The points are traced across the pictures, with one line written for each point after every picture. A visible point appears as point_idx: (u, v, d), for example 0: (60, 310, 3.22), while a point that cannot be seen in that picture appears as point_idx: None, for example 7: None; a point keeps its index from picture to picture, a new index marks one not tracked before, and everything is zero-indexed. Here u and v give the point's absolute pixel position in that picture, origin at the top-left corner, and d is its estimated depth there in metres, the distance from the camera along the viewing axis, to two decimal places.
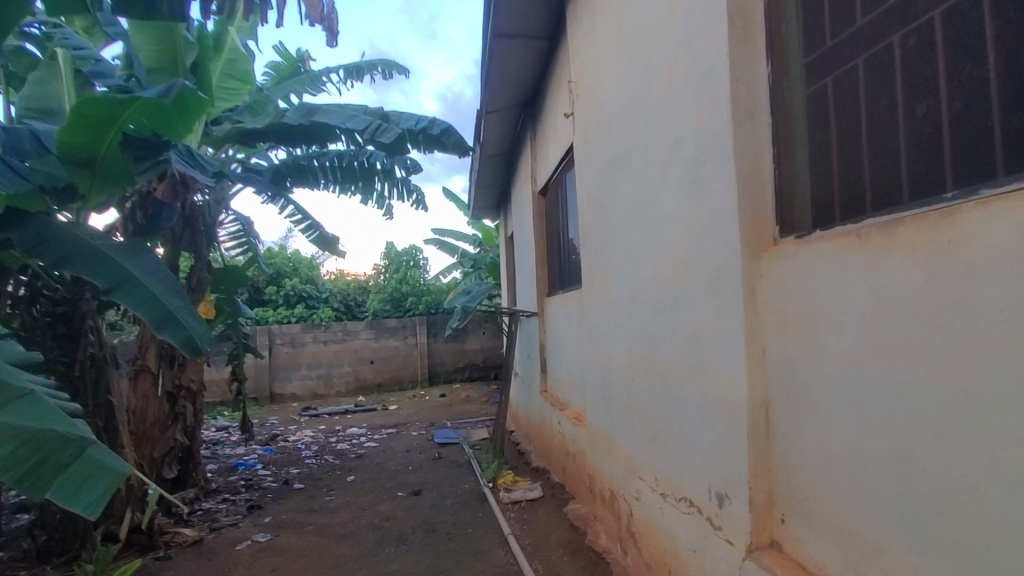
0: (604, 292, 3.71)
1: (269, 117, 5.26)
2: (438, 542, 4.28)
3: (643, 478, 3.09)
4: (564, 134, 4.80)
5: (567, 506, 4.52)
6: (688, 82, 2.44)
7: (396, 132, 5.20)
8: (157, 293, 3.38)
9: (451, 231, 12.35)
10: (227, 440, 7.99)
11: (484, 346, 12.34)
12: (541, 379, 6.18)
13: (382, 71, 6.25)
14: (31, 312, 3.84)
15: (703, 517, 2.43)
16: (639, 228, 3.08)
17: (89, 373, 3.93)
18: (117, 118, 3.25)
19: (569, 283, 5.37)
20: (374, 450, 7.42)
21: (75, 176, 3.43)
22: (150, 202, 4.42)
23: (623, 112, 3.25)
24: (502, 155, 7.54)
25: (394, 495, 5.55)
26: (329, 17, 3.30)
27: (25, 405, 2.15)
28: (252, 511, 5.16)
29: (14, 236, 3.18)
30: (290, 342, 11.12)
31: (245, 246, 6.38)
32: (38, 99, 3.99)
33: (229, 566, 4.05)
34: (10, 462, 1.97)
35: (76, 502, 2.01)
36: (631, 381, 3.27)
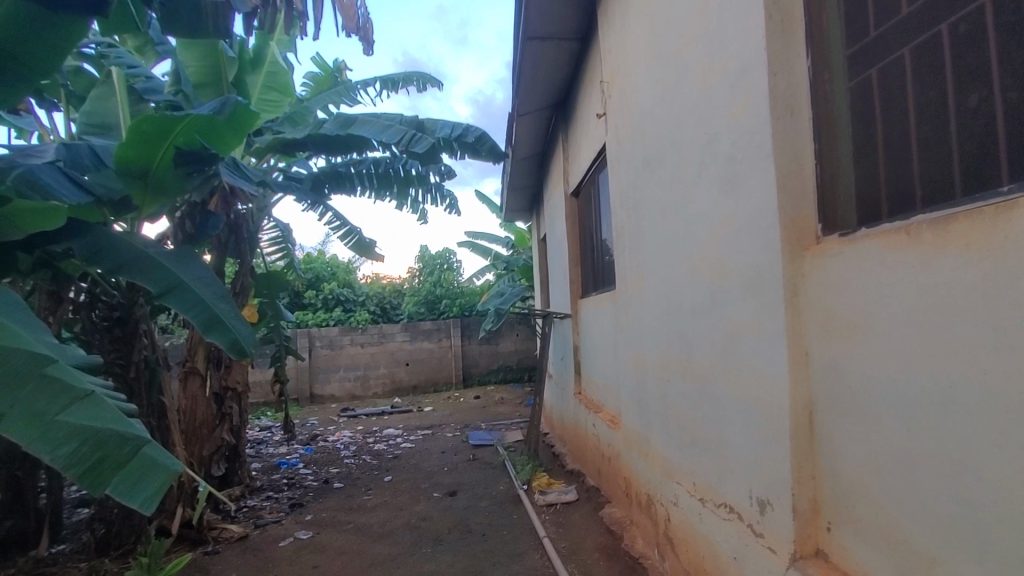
0: (639, 293, 3.67)
1: (308, 127, 5.40)
2: (474, 543, 4.31)
3: (681, 483, 3.04)
4: (596, 135, 4.78)
5: (603, 510, 4.48)
6: (725, 78, 2.39)
7: (429, 142, 5.25)
8: (205, 298, 3.53)
9: (484, 234, 12.43)
10: (271, 440, 8.25)
11: (518, 348, 12.38)
12: (576, 381, 6.16)
13: (416, 83, 6.36)
14: (90, 318, 4.05)
15: (744, 524, 2.37)
16: (674, 227, 3.03)
17: (143, 374, 4.14)
18: (169, 132, 3.42)
19: (602, 284, 5.34)
20: (410, 450, 7.54)
21: (130, 189, 3.61)
22: (199, 211, 4.63)
23: (657, 110, 3.21)
24: (534, 157, 7.56)
25: (431, 496, 5.62)
26: (364, 28, 3.39)
27: (88, 406, 2.21)
28: (294, 509, 5.31)
29: (74, 246, 3.37)
30: (328, 344, 11.40)
31: (283, 251, 6.59)
32: (98, 116, 4.24)
33: (273, 562, 4.18)
34: (74, 458, 2.07)
35: (133, 498, 2.14)
36: (667, 383, 3.22)
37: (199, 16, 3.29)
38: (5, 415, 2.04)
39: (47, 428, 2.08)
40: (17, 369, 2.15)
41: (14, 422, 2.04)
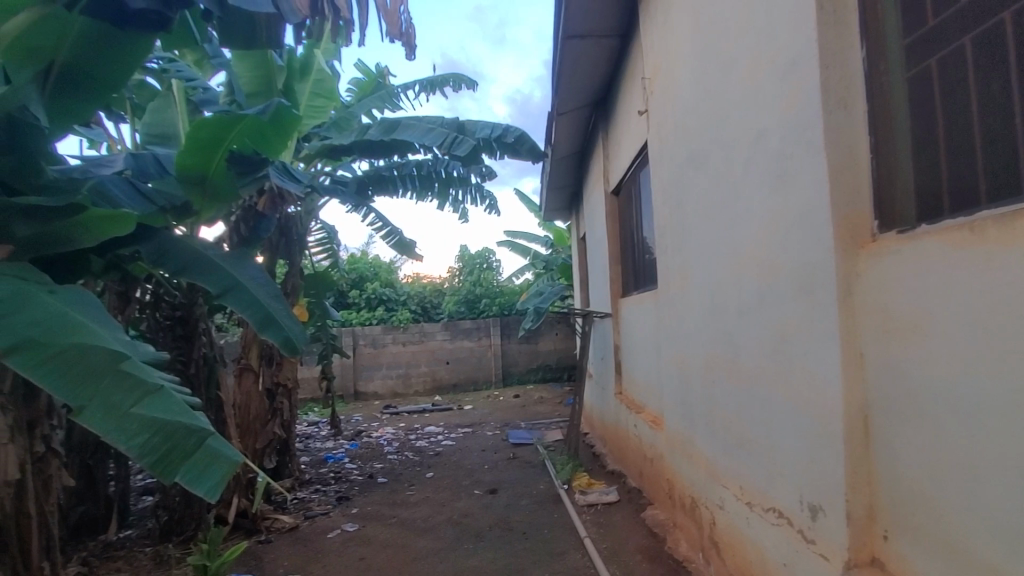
0: (683, 292, 3.61)
1: (354, 132, 5.54)
2: (515, 540, 4.35)
3: (727, 486, 2.98)
4: (638, 132, 4.73)
5: (645, 511, 4.43)
6: (773, 71, 2.33)
7: (471, 144, 5.34)
8: (259, 298, 3.71)
9: (523, 233, 12.46)
10: (318, 435, 8.55)
11: (557, 347, 12.36)
12: (616, 381, 6.11)
13: (454, 84, 6.44)
14: (155, 317, 4.33)
15: (794, 529, 2.30)
16: (719, 225, 2.98)
17: (203, 370, 4.38)
18: (222, 137, 3.58)
19: (643, 283, 5.28)
20: (451, 448, 7.66)
21: (190, 196, 3.79)
22: (252, 214, 4.85)
23: (701, 106, 3.16)
24: (574, 155, 7.52)
25: (472, 493, 5.69)
26: (407, 34, 3.46)
27: (159, 400, 2.36)
28: (341, 502, 5.49)
29: (142, 249, 3.57)
30: (371, 343, 11.68)
31: (328, 252, 6.78)
32: (158, 126, 4.48)
33: (322, 552, 4.34)
34: (147, 448, 2.24)
35: (200, 486, 2.29)
36: (712, 384, 3.16)
37: (253, 30, 3.46)
38: (86, 407, 2.20)
39: (122, 420, 2.24)
40: (95, 364, 2.31)
41: (94, 413, 2.20)
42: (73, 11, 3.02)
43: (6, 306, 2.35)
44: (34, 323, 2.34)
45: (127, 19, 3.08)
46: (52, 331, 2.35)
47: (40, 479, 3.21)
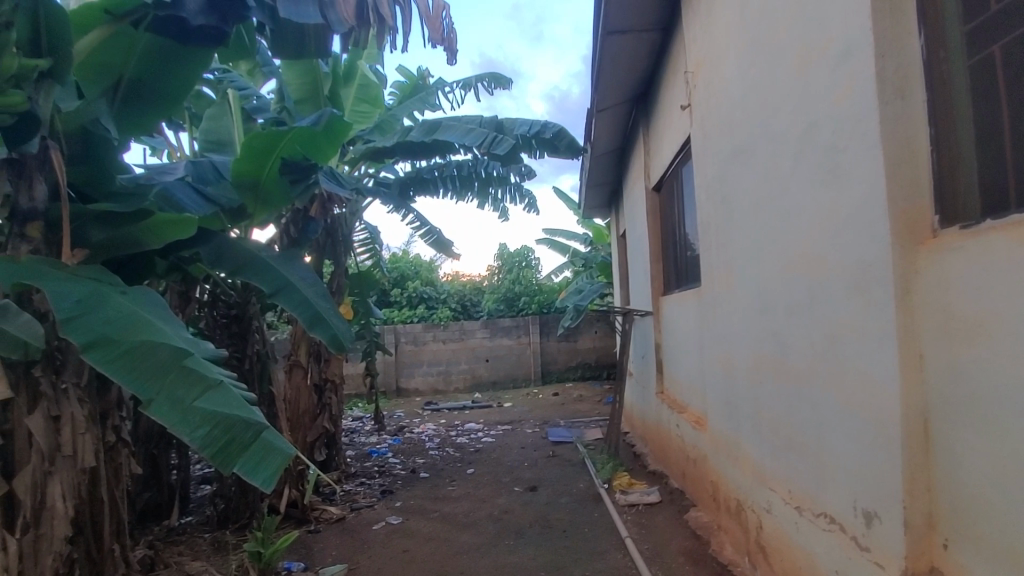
0: (728, 291, 3.53)
1: (396, 134, 5.62)
2: (556, 538, 4.37)
3: (775, 490, 2.91)
4: (680, 127, 4.65)
5: (687, 513, 4.37)
6: (825, 62, 2.25)
7: (510, 143, 5.36)
8: (309, 297, 3.85)
9: (562, 231, 12.42)
10: (362, 430, 8.79)
11: (597, 345, 12.28)
12: (657, 380, 6.03)
13: (489, 82, 6.49)
14: (213, 315, 4.58)
15: (848, 536, 2.23)
16: (766, 222, 2.90)
17: (256, 366, 4.58)
18: (276, 145, 3.75)
19: (685, 280, 5.19)
20: (491, 445, 7.74)
21: (245, 199, 3.98)
22: (301, 217, 5.05)
23: (748, 99, 3.09)
24: (614, 152, 7.44)
25: (512, 489, 5.74)
26: (450, 38, 3.51)
27: (218, 393, 2.49)
28: (385, 495, 5.65)
29: (201, 251, 3.77)
30: (413, 341, 11.90)
31: (371, 252, 6.95)
32: (214, 133, 4.72)
33: (368, 543, 4.48)
34: (208, 439, 2.37)
35: (256, 476, 2.40)
36: (759, 385, 3.09)
37: (303, 40, 3.59)
38: (154, 400, 2.37)
39: (185, 413, 2.39)
40: (161, 360, 2.47)
41: (161, 406, 2.36)
42: (139, 28, 3.24)
43: (83, 305, 2.54)
44: (108, 321, 2.52)
45: (189, 35, 3.29)
46: (124, 329, 2.52)
47: (111, 467, 3.44)
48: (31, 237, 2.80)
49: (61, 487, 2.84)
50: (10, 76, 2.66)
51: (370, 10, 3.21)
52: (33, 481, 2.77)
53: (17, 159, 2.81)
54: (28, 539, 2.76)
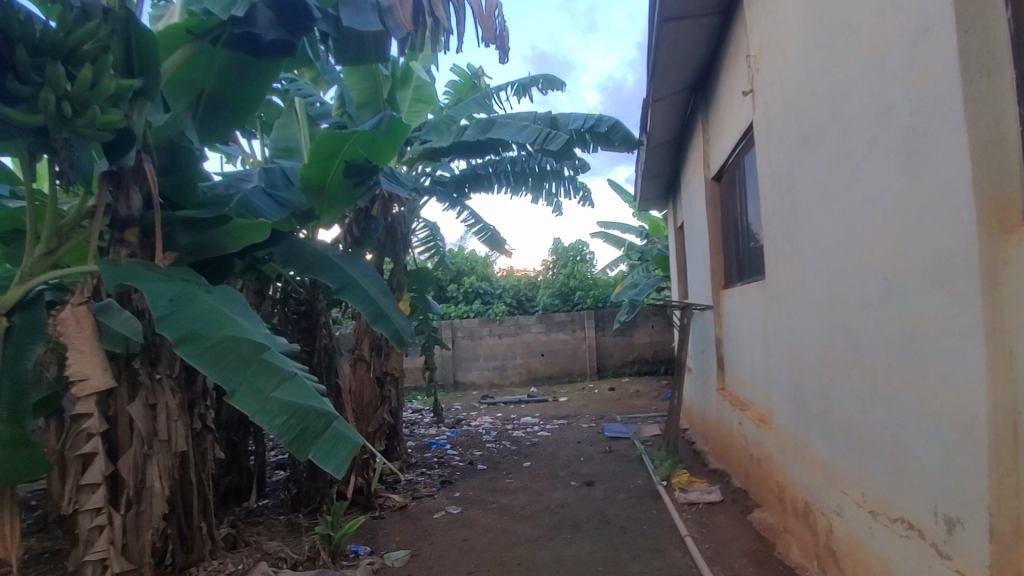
0: (795, 285, 3.39)
1: (452, 134, 5.65)
2: (613, 534, 4.36)
3: (846, 492, 2.79)
4: (742, 114, 4.48)
5: (751, 514, 4.24)
6: (901, 40, 2.13)
7: (564, 139, 5.34)
8: (371, 294, 4.03)
9: (618, 224, 12.23)
10: (422, 422, 9.06)
11: (654, 340, 12.09)
12: (718, 376, 5.87)
13: (544, 84, 6.48)
14: (284, 311, 4.85)
15: (927, 542, 2.11)
16: (836, 211, 2.78)
17: (323, 359, 4.84)
18: (340, 149, 3.93)
19: (748, 273, 5.01)
20: (547, 439, 7.79)
21: (313, 202, 4.19)
22: (363, 217, 5.27)
23: (815, 83, 2.95)
24: (670, 142, 7.27)
25: (568, 484, 5.76)
26: (503, 36, 3.55)
27: (293, 385, 2.67)
28: (444, 485, 5.82)
29: (274, 251, 4.01)
30: (469, 335, 12.10)
31: (432, 249, 7.15)
32: (283, 140, 5.00)
33: (429, 531, 4.65)
34: (286, 428, 2.55)
35: (329, 462, 2.56)
36: (829, 382, 2.96)
37: (363, 46, 3.74)
38: (237, 391, 2.57)
39: (265, 403, 2.57)
40: (243, 354, 2.67)
41: (243, 397, 2.56)
42: (217, 45, 3.49)
43: (174, 304, 2.77)
44: (196, 318, 2.74)
45: (260, 49, 3.53)
46: (210, 326, 2.74)
47: (198, 451, 3.74)
48: (129, 241, 3.09)
49: (158, 468, 3.13)
50: (109, 96, 2.87)
51: (426, 13, 3.29)
52: (134, 462, 3.08)
53: (116, 171, 3.10)
54: (131, 514, 3.06)
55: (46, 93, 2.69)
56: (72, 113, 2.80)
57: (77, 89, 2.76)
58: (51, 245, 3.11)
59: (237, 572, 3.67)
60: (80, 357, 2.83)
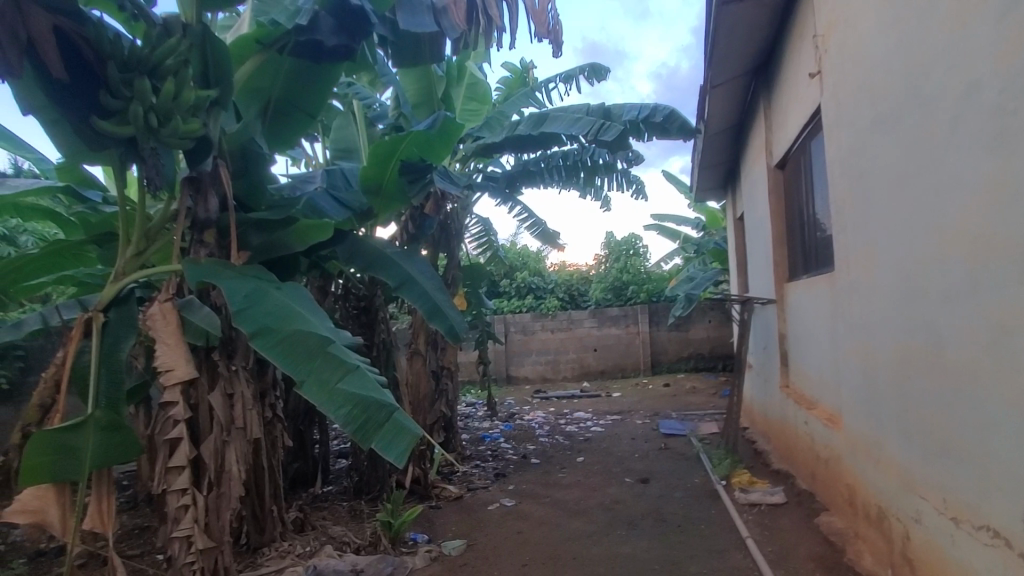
0: (868, 277, 3.19)
1: (506, 130, 5.74)
2: (670, 532, 4.28)
3: (925, 497, 2.62)
4: (808, 97, 4.26)
5: (818, 518, 4.06)
6: (988, 12, 1.97)
7: (620, 129, 5.25)
8: (428, 290, 4.13)
9: (672, 216, 11.90)
10: (476, 415, 9.19)
11: (711, 335, 11.76)
12: (781, 373, 5.62)
13: (591, 73, 6.39)
14: (345, 307, 5.03)
15: (1014, 553, 1.96)
16: (915, 198, 2.60)
17: (382, 353, 5.01)
18: (397, 149, 4.04)
19: (815, 265, 4.76)
20: (600, 434, 7.73)
21: (373, 202, 4.33)
22: (418, 214, 5.41)
23: (890, 62, 2.77)
24: (730, 129, 6.99)
25: (622, 480, 5.70)
26: (555, 30, 3.54)
27: (356, 377, 2.78)
28: (499, 478, 5.90)
29: (337, 250, 4.18)
30: (522, 330, 12.10)
31: (484, 245, 7.21)
32: (340, 141, 5.26)
33: (484, 522, 4.74)
34: (350, 418, 2.67)
35: (389, 452, 2.65)
36: (906, 380, 2.78)
37: (419, 49, 3.87)
38: (305, 382, 2.72)
39: (331, 394, 2.71)
40: (310, 347, 2.82)
41: (311, 388, 2.71)
42: (284, 53, 3.67)
43: (249, 299, 2.95)
44: (268, 313, 2.91)
45: (323, 54, 3.69)
46: (281, 320, 2.90)
47: (269, 439, 3.97)
48: (208, 241, 3.31)
49: (235, 453, 3.36)
50: (190, 107, 3.08)
51: (479, 12, 3.31)
52: (215, 447, 3.30)
53: (196, 176, 3.32)
54: (213, 495, 3.28)
55: (136, 105, 2.93)
56: (157, 124, 3.01)
57: (162, 100, 2.98)
58: (141, 246, 3.37)
59: (305, 553, 3.89)
60: (167, 349, 3.04)
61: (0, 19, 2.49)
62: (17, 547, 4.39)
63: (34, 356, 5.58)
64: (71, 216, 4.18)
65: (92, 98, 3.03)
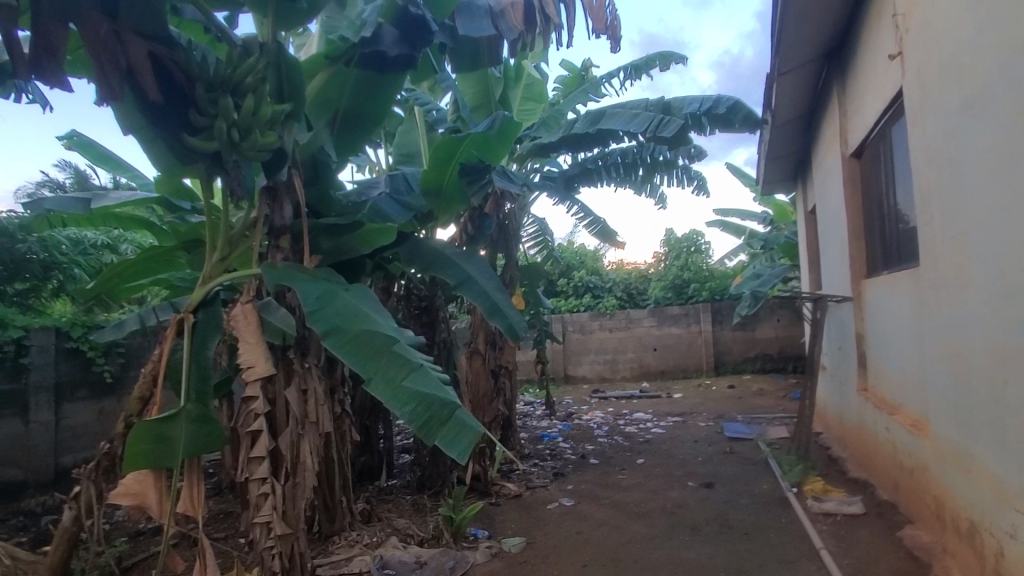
0: (957, 273, 2.95)
1: (562, 129, 5.76)
2: (736, 539, 4.13)
3: (1021, 511, 2.41)
4: (888, 80, 3.98)
5: (901, 530, 3.80)
6: None
7: (679, 124, 5.07)
8: (487, 289, 4.20)
9: (737, 210, 11.45)
10: (534, 414, 9.22)
11: (779, 335, 11.26)
12: (859, 375, 5.30)
13: (660, 64, 6.27)
14: (408, 307, 5.20)
15: None
16: (1009, 187, 2.39)
17: (443, 352, 5.15)
18: (456, 152, 4.13)
19: (897, 260, 4.45)
20: (662, 436, 7.56)
21: (433, 203, 4.44)
22: (477, 215, 5.52)
23: (979, 42, 2.57)
24: (799, 117, 6.65)
25: (685, 484, 5.55)
26: (613, 25, 3.50)
27: (420, 375, 2.88)
28: (558, 477, 5.91)
29: (400, 251, 4.30)
30: (580, 329, 12.02)
31: (541, 245, 7.23)
32: (404, 146, 5.46)
33: (543, 520, 4.78)
34: (415, 414, 2.77)
35: (452, 448, 2.72)
36: (1001, 383, 2.56)
37: (478, 52, 3.98)
38: (373, 379, 2.85)
39: (396, 391, 2.81)
40: (377, 346, 2.94)
41: (379, 385, 2.83)
42: (350, 65, 3.87)
43: (321, 300, 3.11)
44: (338, 314, 3.06)
45: (387, 65, 3.83)
46: (350, 320, 3.04)
47: (339, 433, 4.17)
48: (283, 246, 3.51)
49: (309, 446, 3.56)
50: (267, 121, 3.29)
51: (537, 13, 3.45)
52: (291, 440, 3.50)
53: (272, 186, 3.54)
54: (290, 485, 3.49)
55: (220, 122, 3.15)
56: (239, 138, 3.24)
57: (243, 116, 3.19)
58: (225, 252, 3.64)
59: (372, 543, 4.08)
60: (248, 348, 3.25)
61: (104, 49, 2.76)
62: (121, 526, 4.86)
63: (133, 352, 6.14)
64: (164, 225, 4.56)
65: (183, 117, 3.30)
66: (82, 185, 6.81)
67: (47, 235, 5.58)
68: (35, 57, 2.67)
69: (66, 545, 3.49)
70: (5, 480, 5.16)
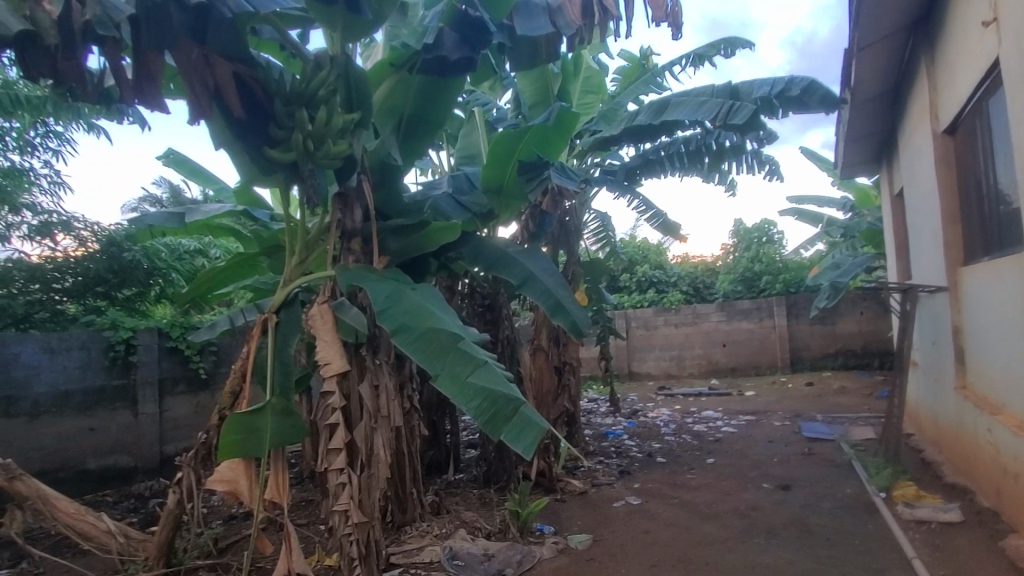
0: None
1: (622, 122, 5.63)
2: (816, 545, 3.93)
3: None
4: (984, 50, 3.62)
5: (1005, 540, 3.48)
6: None
7: (750, 110, 4.86)
8: (549, 287, 4.22)
9: (813, 197, 10.78)
10: (599, 411, 9.15)
11: (863, 329, 10.55)
12: (955, 372, 4.87)
13: (725, 49, 6.01)
14: (472, 306, 5.30)
15: None
16: None
17: (506, 349, 5.22)
18: (516, 150, 4.17)
19: (1000, 244, 4.05)
20: (733, 435, 7.28)
21: (494, 203, 4.49)
22: (537, 212, 5.53)
23: None
24: (883, 92, 6.17)
25: (760, 486, 5.32)
26: (674, 13, 3.41)
27: (485, 371, 2.94)
28: (624, 475, 5.84)
29: (464, 250, 4.39)
30: (644, 325, 11.79)
31: (603, 240, 7.15)
32: (465, 148, 5.55)
33: (610, 518, 4.73)
34: (481, 410, 2.84)
35: (518, 443, 2.77)
36: None
37: (536, 50, 3.98)
38: (440, 375, 2.94)
39: (462, 387, 2.89)
40: (442, 344, 3.03)
41: (446, 381, 2.92)
42: (414, 72, 3.99)
43: (389, 300, 3.24)
44: (406, 312, 3.17)
45: (447, 69, 3.92)
46: (416, 318, 3.14)
47: (408, 427, 4.34)
48: (355, 249, 3.70)
49: (382, 439, 3.73)
50: (338, 130, 3.49)
51: (594, 4, 3.46)
52: (365, 433, 3.69)
53: (344, 192, 3.75)
54: (365, 475, 3.67)
55: (296, 133, 3.37)
56: (314, 148, 3.44)
57: (317, 127, 3.40)
58: (302, 256, 3.87)
59: (441, 534, 4.22)
60: (325, 345, 3.45)
61: (196, 74, 3.02)
62: (216, 511, 5.29)
63: (224, 350, 6.66)
64: (248, 232, 4.89)
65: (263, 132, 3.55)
66: (176, 199, 7.47)
67: (149, 244, 6.15)
68: (137, 83, 2.95)
69: (172, 526, 3.81)
70: (117, 466, 5.73)
